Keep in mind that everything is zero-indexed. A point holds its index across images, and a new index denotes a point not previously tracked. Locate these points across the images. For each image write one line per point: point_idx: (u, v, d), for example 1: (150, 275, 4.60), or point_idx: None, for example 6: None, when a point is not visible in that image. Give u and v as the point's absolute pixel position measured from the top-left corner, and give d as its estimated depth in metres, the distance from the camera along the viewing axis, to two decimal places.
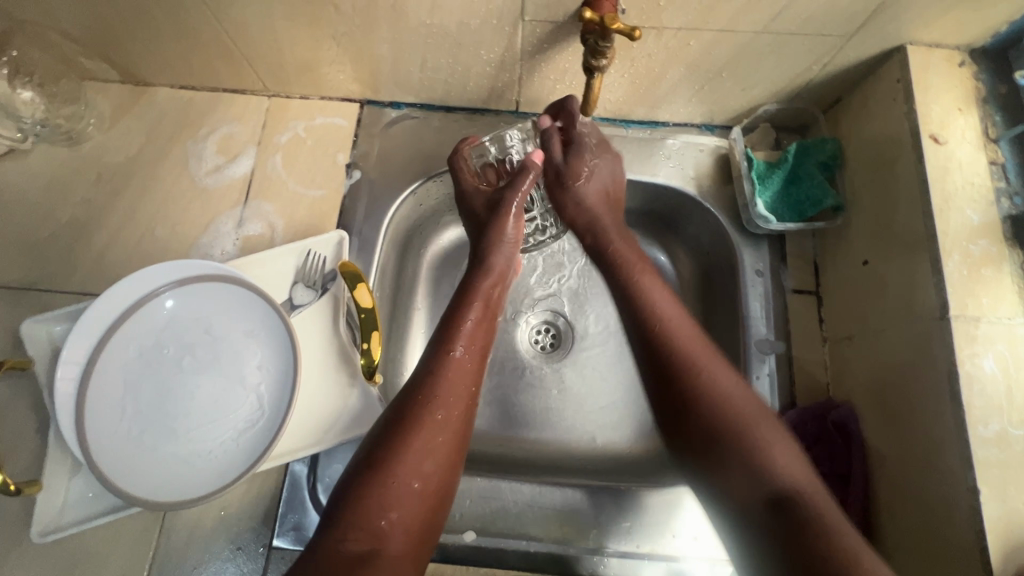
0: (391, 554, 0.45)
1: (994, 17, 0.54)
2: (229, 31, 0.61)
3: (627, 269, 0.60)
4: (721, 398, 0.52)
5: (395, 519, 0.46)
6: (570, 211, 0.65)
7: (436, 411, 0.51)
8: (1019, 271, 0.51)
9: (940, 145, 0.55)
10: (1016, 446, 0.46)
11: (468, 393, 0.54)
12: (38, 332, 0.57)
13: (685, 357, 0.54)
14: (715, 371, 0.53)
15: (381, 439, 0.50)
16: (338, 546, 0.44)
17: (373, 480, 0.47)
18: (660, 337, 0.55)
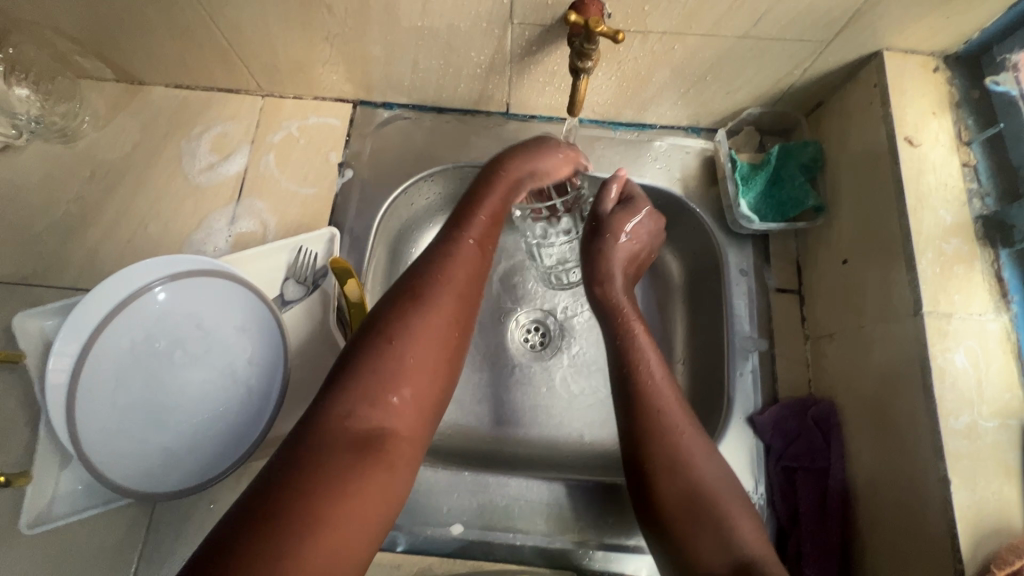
0: (400, 433, 0.42)
1: (966, 25, 0.56)
2: (224, 30, 0.62)
3: (623, 317, 0.62)
4: (699, 467, 0.52)
5: (405, 396, 0.43)
6: (593, 256, 0.66)
7: (448, 292, 0.49)
8: (989, 268, 0.52)
9: (915, 147, 0.57)
10: (985, 437, 0.47)
11: (476, 278, 0.52)
12: (29, 325, 0.57)
13: (671, 421, 0.54)
14: (697, 442, 0.53)
15: (382, 312, 0.47)
16: (344, 421, 0.41)
17: (378, 353, 0.44)
18: (651, 402, 0.55)
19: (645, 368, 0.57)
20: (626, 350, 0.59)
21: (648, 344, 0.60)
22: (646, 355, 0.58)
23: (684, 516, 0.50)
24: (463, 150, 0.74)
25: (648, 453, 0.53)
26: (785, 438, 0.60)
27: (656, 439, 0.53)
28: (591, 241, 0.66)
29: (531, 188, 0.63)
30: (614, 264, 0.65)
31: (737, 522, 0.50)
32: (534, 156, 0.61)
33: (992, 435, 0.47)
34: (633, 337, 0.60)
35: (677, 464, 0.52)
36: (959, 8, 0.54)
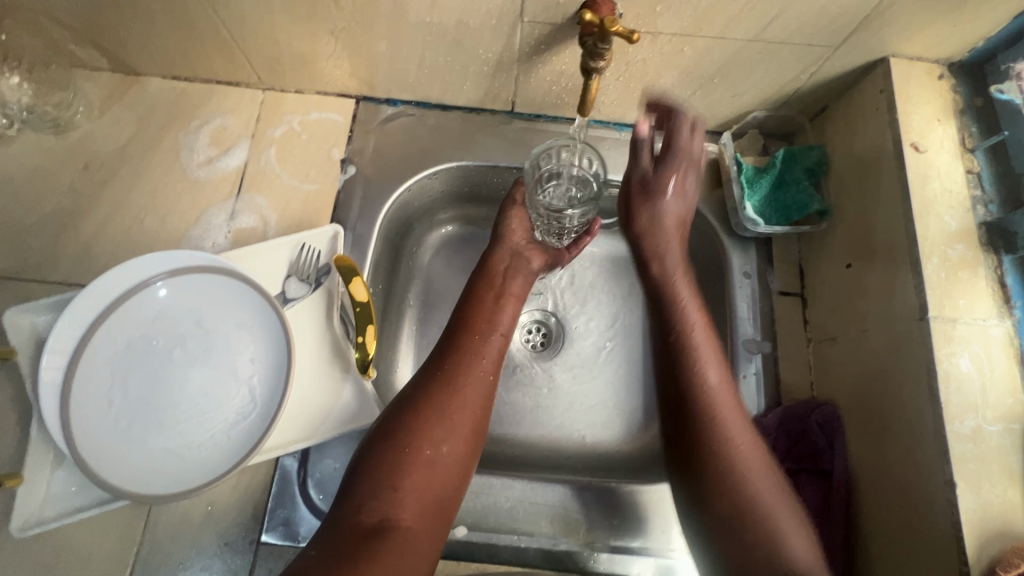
0: (406, 525, 0.48)
1: (972, 33, 0.57)
2: (227, 22, 0.61)
3: (680, 318, 0.61)
4: (753, 474, 0.52)
5: (408, 488, 0.49)
6: (643, 222, 0.67)
7: (459, 392, 0.55)
8: (993, 274, 0.53)
9: (921, 154, 0.57)
10: (989, 441, 0.48)
11: (491, 380, 0.58)
12: (21, 321, 0.55)
13: (727, 427, 0.54)
14: (753, 450, 0.53)
15: (391, 414, 0.53)
16: (356, 517, 0.47)
17: (387, 450, 0.50)
18: (708, 410, 0.55)
19: (703, 372, 0.57)
20: (681, 351, 0.58)
21: (708, 345, 0.59)
22: (701, 358, 0.58)
23: (731, 524, 0.51)
24: (469, 149, 0.74)
25: (699, 457, 0.53)
26: (786, 441, 0.60)
27: (710, 447, 0.53)
28: (639, 210, 0.67)
29: (520, 260, 0.69)
30: (670, 238, 0.66)
31: (787, 538, 0.49)
32: (507, 228, 0.70)
33: (997, 439, 0.48)
34: (692, 340, 0.59)
35: (731, 472, 0.52)
36: (967, 15, 0.54)
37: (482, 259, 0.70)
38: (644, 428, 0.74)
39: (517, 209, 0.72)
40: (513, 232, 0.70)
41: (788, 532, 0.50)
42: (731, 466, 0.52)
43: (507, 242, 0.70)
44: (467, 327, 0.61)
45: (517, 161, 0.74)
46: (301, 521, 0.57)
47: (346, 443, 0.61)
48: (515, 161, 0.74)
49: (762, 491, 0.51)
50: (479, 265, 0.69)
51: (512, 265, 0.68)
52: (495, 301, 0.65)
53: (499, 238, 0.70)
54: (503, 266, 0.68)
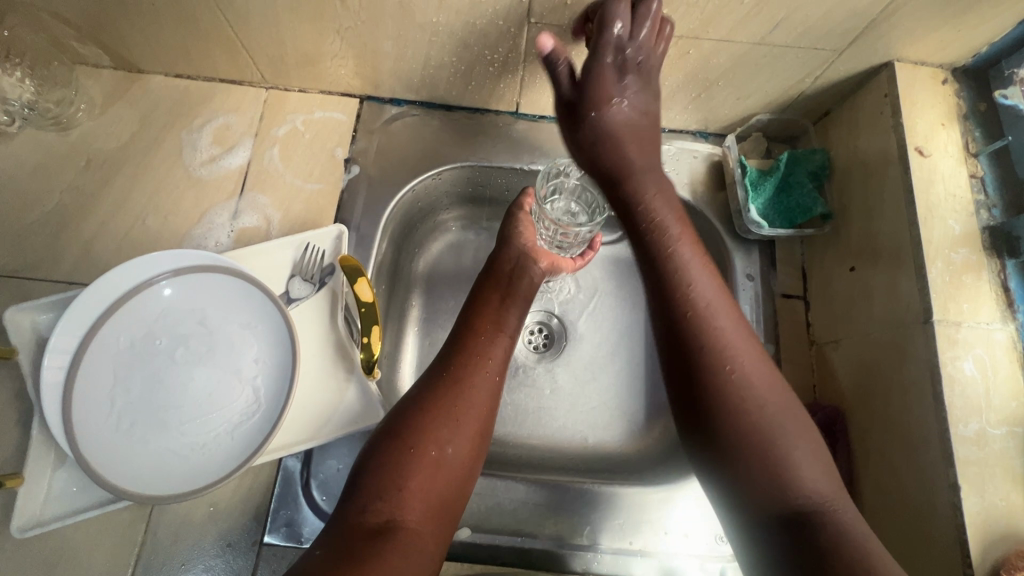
0: (412, 525, 0.47)
1: (976, 38, 0.57)
2: (232, 21, 0.60)
3: (663, 237, 0.53)
4: (758, 399, 0.47)
5: (413, 489, 0.49)
6: (590, 150, 0.54)
7: (466, 393, 0.55)
8: (996, 278, 0.54)
9: (925, 158, 0.58)
10: (993, 444, 0.48)
11: (497, 382, 0.58)
12: (22, 320, 0.55)
13: (727, 347, 0.48)
14: (755, 370, 0.48)
15: (398, 415, 0.53)
16: (361, 517, 0.46)
17: (393, 451, 0.50)
18: (698, 332, 0.49)
19: (696, 292, 0.51)
20: (670, 274, 0.52)
21: (697, 262, 0.52)
22: (693, 278, 0.51)
23: (737, 454, 0.46)
24: (474, 149, 0.74)
25: (697, 386, 0.48)
26: None
27: (709, 374, 0.48)
28: (581, 135, 0.54)
29: (529, 259, 0.69)
30: (634, 150, 0.54)
31: (797, 464, 0.45)
32: (516, 230, 0.70)
33: (1000, 442, 0.48)
34: (680, 259, 0.52)
35: (733, 397, 0.47)
36: (971, 21, 0.55)
37: (489, 261, 0.70)
38: (646, 430, 0.74)
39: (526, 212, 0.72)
40: (522, 233, 0.70)
41: (796, 457, 0.45)
42: (733, 390, 0.47)
43: (515, 242, 0.69)
44: (474, 330, 0.61)
45: (521, 163, 0.74)
46: (304, 523, 0.57)
47: (349, 443, 0.61)
48: (519, 162, 0.74)
49: (767, 415, 0.46)
50: (486, 268, 0.69)
51: (520, 266, 0.68)
52: (501, 305, 0.65)
53: (507, 239, 0.70)
54: (510, 267, 0.68)
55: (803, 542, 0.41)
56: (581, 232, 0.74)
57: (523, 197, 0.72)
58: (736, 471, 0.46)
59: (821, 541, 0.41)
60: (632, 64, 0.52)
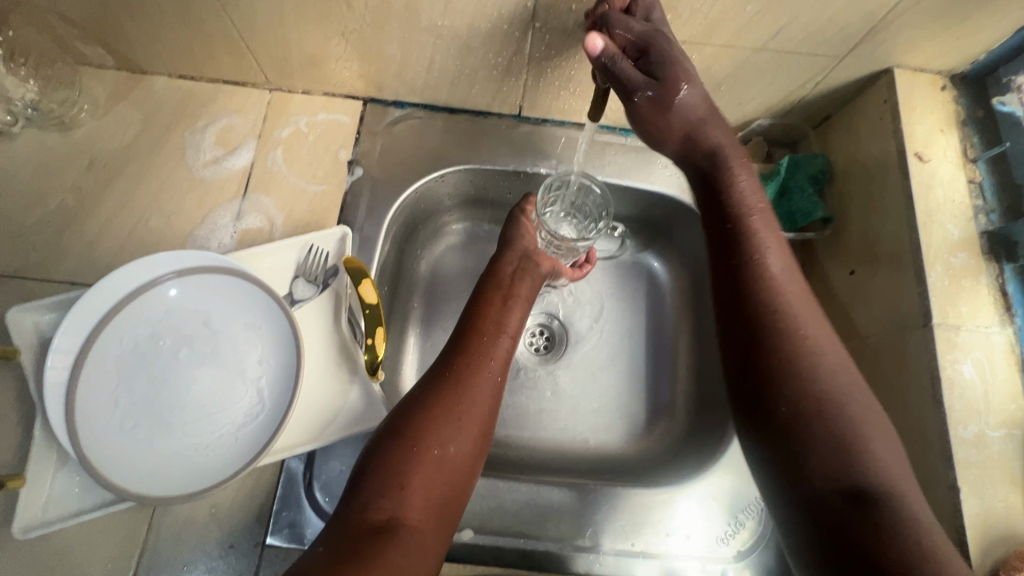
0: (414, 522, 0.47)
1: (974, 45, 0.58)
2: (237, 23, 0.60)
3: (740, 208, 0.54)
4: (830, 376, 0.46)
5: (414, 487, 0.49)
6: (671, 129, 0.56)
7: (468, 392, 0.55)
8: (994, 282, 0.54)
9: (925, 163, 0.58)
10: (992, 446, 0.49)
11: (499, 382, 0.58)
12: (24, 320, 0.55)
13: (797, 321, 0.48)
14: (826, 340, 0.48)
15: (399, 414, 0.54)
16: (363, 515, 0.46)
17: (395, 449, 0.50)
18: (771, 298, 0.49)
19: (768, 264, 0.51)
20: (742, 244, 0.52)
21: (772, 236, 0.53)
22: (766, 250, 0.52)
23: (802, 424, 0.45)
24: (477, 152, 0.74)
25: (765, 355, 0.48)
26: None
27: (777, 344, 0.47)
28: (664, 120, 0.55)
29: (529, 265, 0.69)
30: (712, 122, 0.56)
31: (871, 444, 0.43)
32: (516, 235, 0.71)
33: (999, 444, 0.49)
34: (753, 231, 0.53)
35: (801, 370, 0.46)
36: (970, 29, 0.55)
37: (490, 263, 0.70)
38: (648, 431, 0.75)
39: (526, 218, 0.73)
40: (522, 239, 0.71)
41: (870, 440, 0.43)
42: (802, 362, 0.46)
43: (517, 245, 0.70)
44: (475, 330, 0.62)
45: (524, 165, 0.74)
46: (307, 525, 0.57)
47: (353, 444, 0.61)
48: (521, 165, 0.74)
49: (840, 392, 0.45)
50: (487, 270, 0.70)
51: (521, 269, 0.69)
52: (502, 306, 0.65)
53: (509, 242, 0.70)
54: (511, 269, 0.68)
55: (866, 519, 0.40)
56: (580, 245, 0.73)
57: (523, 204, 0.74)
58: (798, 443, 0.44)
59: (890, 522, 0.39)
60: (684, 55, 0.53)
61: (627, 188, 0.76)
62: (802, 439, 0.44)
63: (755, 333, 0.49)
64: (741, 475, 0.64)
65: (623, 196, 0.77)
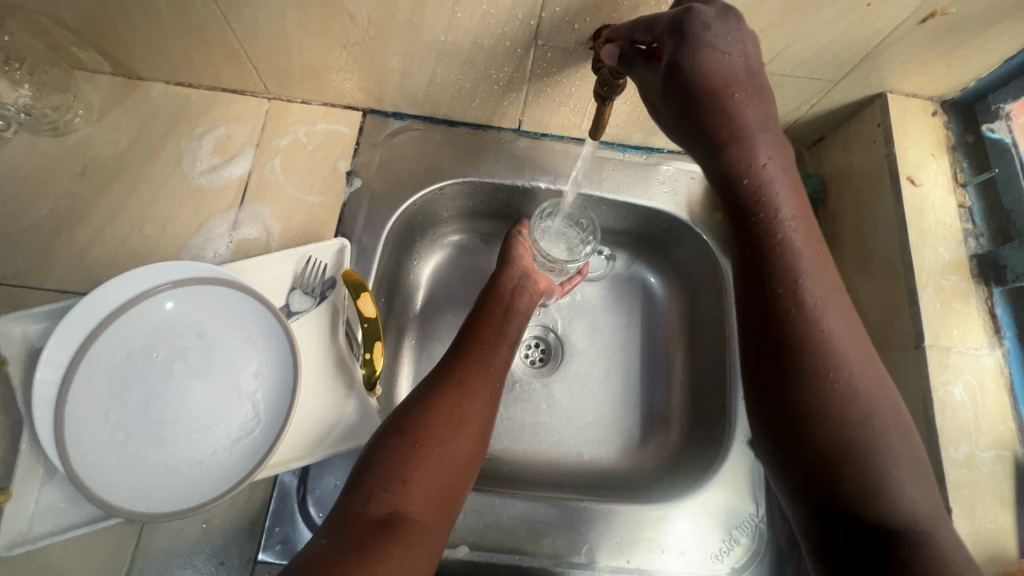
0: (415, 516, 0.47)
1: (964, 73, 0.59)
2: (238, 33, 0.60)
3: (774, 221, 0.48)
4: (863, 410, 0.43)
5: (416, 481, 0.49)
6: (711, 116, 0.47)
7: (469, 394, 0.56)
8: (984, 305, 0.56)
9: (916, 187, 0.60)
10: (982, 467, 0.51)
11: (497, 386, 0.60)
12: (13, 330, 0.54)
13: (832, 351, 0.45)
14: (865, 374, 0.45)
15: (399, 413, 0.54)
16: (364, 509, 0.46)
17: (396, 446, 0.51)
18: (809, 329, 0.45)
19: (804, 288, 0.46)
20: (777, 267, 0.47)
21: (811, 254, 0.48)
22: (803, 271, 0.47)
23: (829, 459, 0.42)
24: (476, 165, 0.74)
25: (793, 386, 0.44)
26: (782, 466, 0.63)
27: (809, 378, 0.44)
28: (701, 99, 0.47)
29: (530, 283, 0.71)
30: (752, 115, 0.48)
31: (897, 482, 0.42)
32: (514, 253, 0.73)
33: (988, 465, 0.51)
34: (791, 250, 0.47)
35: (830, 405, 0.43)
36: (961, 57, 0.57)
37: (491, 279, 0.71)
38: (643, 445, 0.75)
39: (523, 238, 0.75)
40: (521, 257, 0.73)
41: (899, 476, 0.42)
42: (833, 397, 0.43)
43: (516, 264, 0.71)
44: (476, 336, 0.63)
45: (521, 179, 0.75)
46: (300, 541, 0.56)
47: (347, 459, 0.61)
48: (520, 179, 0.75)
49: (870, 425, 0.43)
50: (488, 284, 0.71)
51: (523, 283, 0.70)
52: (501, 313, 0.67)
53: (509, 261, 0.72)
54: (512, 284, 0.70)
55: (891, 560, 0.40)
56: (571, 266, 0.76)
57: (519, 227, 0.77)
58: (826, 478, 0.43)
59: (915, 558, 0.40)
60: (716, 15, 0.46)
61: (625, 204, 0.76)
62: (831, 475, 0.42)
63: (785, 363, 0.45)
64: (736, 492, 0.64)
65: (622, 211, 0.78)
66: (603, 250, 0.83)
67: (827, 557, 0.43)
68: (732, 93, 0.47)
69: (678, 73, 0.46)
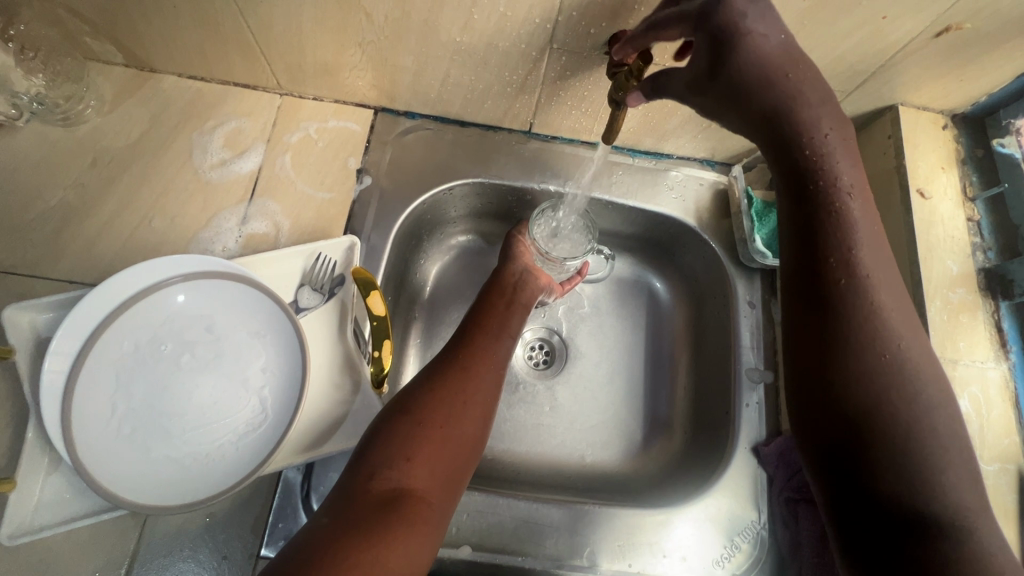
0: (419, 493, 0.47)
1: (976, 88, 0.60)
2: (254, 28, 0.60)
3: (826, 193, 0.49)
4: (913, 393, 0.44)
5: (420, 459, 0.49)
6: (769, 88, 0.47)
7: (473, 377, 0.57)
8: (990, 318, 0.56)
9: (926, 200, 0.60)
10: (985, 480, 0.51)
11: (500, 370, 0.60)
12: (21, 319, 0.53)
13: (881, 330, 0.46)
14: (915, 351, 0.45)
15: (404, 395, 0.54)
16: (369, 485, 0.47)
17: (401, 425, 0.51)
18: (858, 303, 0.47)
19: (859, 263, 0.47)
20: (832, 239, 0.48)
21: (867, 228, 0.49)
22: (857, 245, 0.48)
23: (875, 446, 0.43)
24: (486, 166, 0.75)
25: (838, 361, 0.46)
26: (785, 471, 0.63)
27: (863, 355, 0.45)
28: (750, 73, 0.46)
29: (532, 279, 0.71)
30: (808, 87, 0.48)
31: (946, 468, 0.42)
32: (515, 249, 0.73)
33: (992, 478, 0.51)
34: (845, 222, 0.48)
35: (877, 384, 0.44)
36: (973, 71, 0.57)
37: (493, 274, 0.71)
38: (647, 448, 0.75)
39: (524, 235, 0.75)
40: (521, 253, 0.73)
41: (948, 468, 0.42)
42: (880, 374, 0.45)
43: (518, 260, 0.72)
44: (480, 324, 0.63)
45: (532, 181, 0.75)
46: None
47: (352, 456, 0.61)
48: (529, 181, 0.75)
49: (919, 407, 0.44)
50: (491, 277, 0.71)
51: (527, 278, 0.71)
52: (504, 301, 0.67)
53: (511, 256, 0.72)
54: (514, 278, 0.70)
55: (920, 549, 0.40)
56: (570, 264, 0.75)
57: (519, 225, 0.77)
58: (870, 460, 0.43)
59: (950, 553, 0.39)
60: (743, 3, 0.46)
61: (631, 209, 0.76)
62: (875, 460, 0.43)
63: (831, 337, 0.47)
64: (738, 497, 0.64)
65: (630, 215, 0.78)
66: (603, 250, 0.83)
67: (855, 537, 0.43)
68: (788, 74, 0.47)
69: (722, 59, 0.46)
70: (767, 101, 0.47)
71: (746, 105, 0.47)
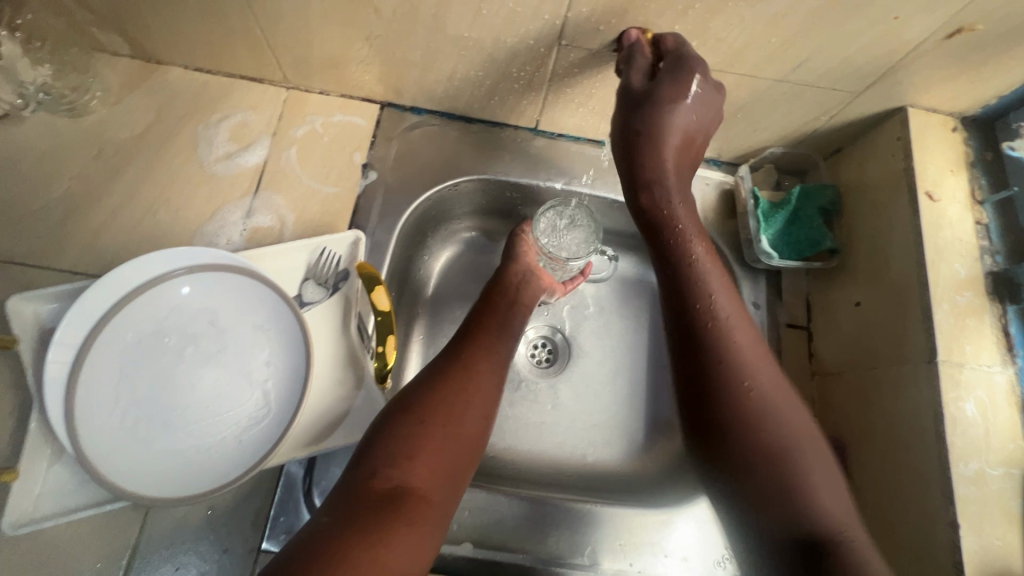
0: (420, 492, 0.47)
1: (987, 90, 0.59)
2: (261, 20, 0.60)
3: (682, 244, 0.59)
4: (774, 424, 0.51)
5: (422, 457, 0.49)
6: (641, 156, 0.58)
7: (473, 375, 0.57)
8: (998, 322, 0.56)
9: (935, 203, 0.60)
10: (990, 485, 0.51)
11: (501, 370, 0.60)
12: (25, 308, 0.53)
13: (743, 365, 0.53)
14: (773, 383, 0.53)
15: (406, 394, 0.54)
16: (371, 483, 0.47)
17: (402, 423, 0.51)
18: (725, 345, 0.54)
19: (716, 307, 0.56)
20: (693, 288, 0.57)
21: (717, 276, 0.58)
22: (715, 293, 0.57)
23: (756, 472, 0.50)
24: (491, 163, 0.74)
25: (717, 399, 0.53)
26: None
27: (723, 389, 0.53)
28: (642, 127, 0.57)
29: (533, 281, 0.71)
30: (670, 157, 0.58)
31: (815, 488, 0.48)
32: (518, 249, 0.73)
33: (998, 483, 0.51)
34: (699, 273, 0.58)
35: (749, 416, 0.51)
36: (984, 74, 0.57)
37: (495, 275, 0.71)
38: (649, 447, 0.75)
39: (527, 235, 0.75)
40: (523, 254, 0.73)
41: (817, 486, 0.48)
42: (750, 408, 0.52)
43: (521, 260, 0.72)
44: (482, 324, 0.63)
45: (537, 179, 0.75)
46: None
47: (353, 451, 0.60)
48: (535, 178, 0.75)
49: (786, 438, 0.50)
50: (493, 278, 0.71)
51: (529, 280, 0.71)
52: (505, 302, 0.67)
53: (513, 257, 0.72)
54: (517, 279, 0.70)
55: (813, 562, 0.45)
56: (573, 263, 0.75)
57: (523, 224, 0.76)
58: (735, 480, 0.51)
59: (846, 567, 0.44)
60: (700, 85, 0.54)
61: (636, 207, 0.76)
62: (754, 484, 0.50)
63: (710, 375, 0.54)
64: None
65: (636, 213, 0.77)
66: (606, 251, 0.83)
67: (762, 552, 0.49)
68: (665, 144, 0.57)
69: (648, 102, 0.55)
70: (644, 155, 0.58)
71: (630, 150, 0.59)
